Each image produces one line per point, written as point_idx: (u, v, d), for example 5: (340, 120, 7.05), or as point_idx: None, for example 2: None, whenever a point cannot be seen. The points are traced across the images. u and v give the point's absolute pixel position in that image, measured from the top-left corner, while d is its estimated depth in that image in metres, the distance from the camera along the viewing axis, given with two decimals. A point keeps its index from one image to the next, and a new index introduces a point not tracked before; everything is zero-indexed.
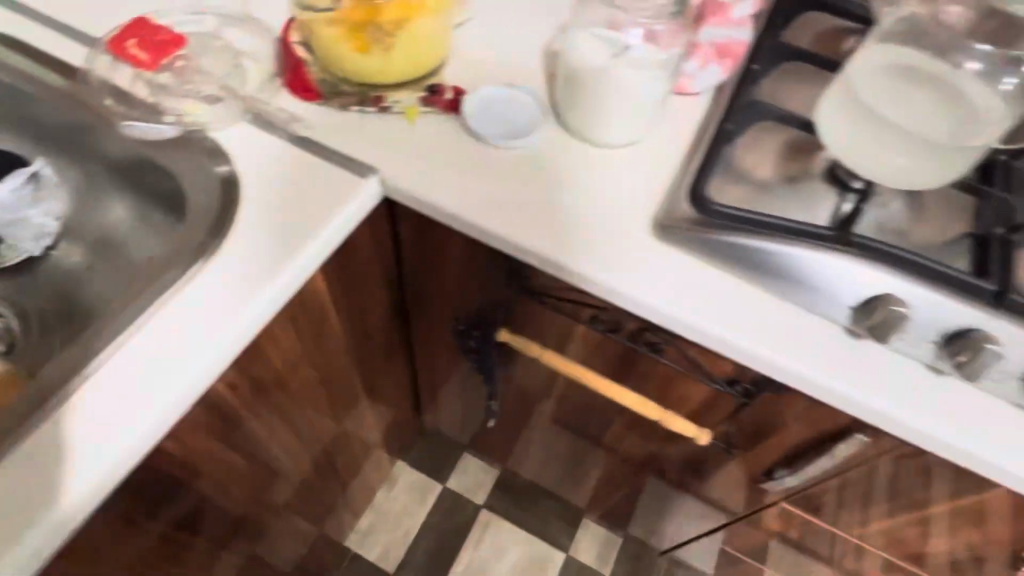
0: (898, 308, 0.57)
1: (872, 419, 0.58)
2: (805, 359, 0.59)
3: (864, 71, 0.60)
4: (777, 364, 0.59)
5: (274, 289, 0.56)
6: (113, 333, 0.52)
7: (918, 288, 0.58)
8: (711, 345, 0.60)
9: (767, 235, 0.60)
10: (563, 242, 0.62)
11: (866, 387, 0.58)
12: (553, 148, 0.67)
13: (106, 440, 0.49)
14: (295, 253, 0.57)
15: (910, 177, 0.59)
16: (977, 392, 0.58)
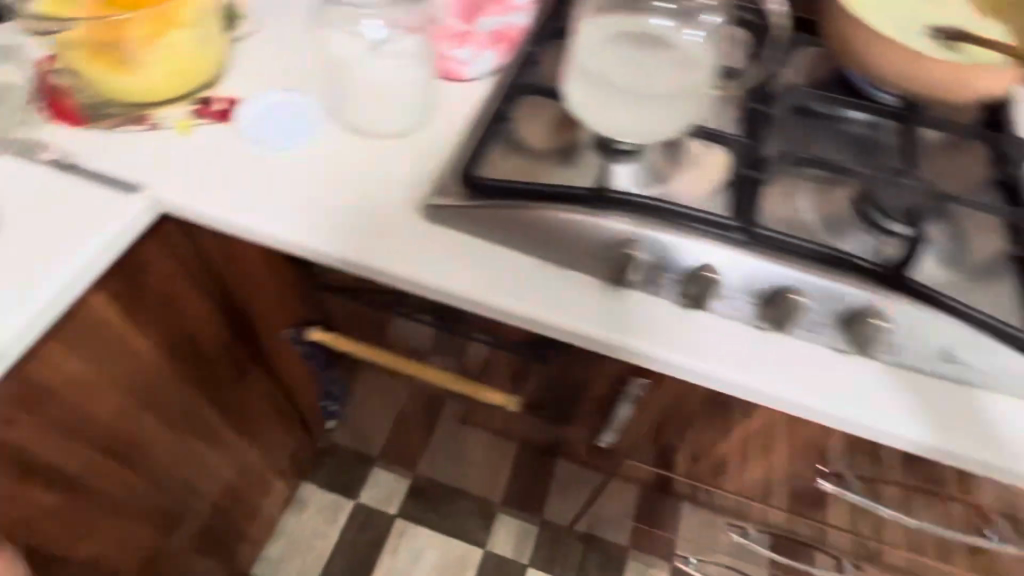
0: (629, 251, 0.60)
1: (642, 360, 0.61)
2: (557, 310, 0.62)
3: (591, 40, 0.63)
4: (530, 316, 0.62)
5: (19, 314, 0.55)
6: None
7: (655, 231, 0.61)
8: (484, 313, 0.63)
9: (518, 202, 0.63)
10: (333, 234, 0.64)
11: (615, 328, 0.61)
12: (326, 146, 0.69)
13: None
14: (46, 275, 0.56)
15: (643, 130, 0.62)
16: (723, 319, 0.62)
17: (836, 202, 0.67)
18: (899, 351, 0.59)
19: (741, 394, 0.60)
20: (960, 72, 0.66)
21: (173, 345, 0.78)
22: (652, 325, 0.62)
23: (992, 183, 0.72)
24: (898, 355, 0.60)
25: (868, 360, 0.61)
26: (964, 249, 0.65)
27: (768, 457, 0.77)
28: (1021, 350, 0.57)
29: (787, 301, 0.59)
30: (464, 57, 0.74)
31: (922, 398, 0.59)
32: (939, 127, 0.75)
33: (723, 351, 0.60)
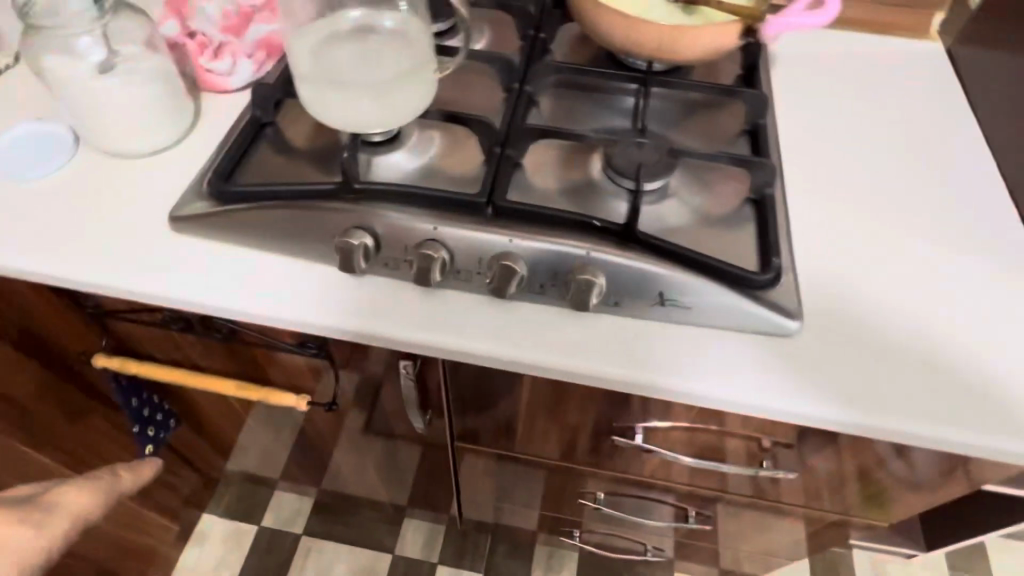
0: (349, 239, 0.60)
1: (395, 344, 0.62)
2: (293, 305, 0.62)
3: (307, 43, 0.65)
4: (265, 314, 0.62)
5: None
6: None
7: (382, 217, 0.62)
8: (239, 317, 0.63)
9: (253, 202, 0.63)
10: (81, 259, 0.64)
11: (356, 315, 0.62)
12: (78, 172, 0.69)
13: None
14: None
15: (366, 116, 0.63)
16: (458, 293, 0.64)
17: (582, 168, 0.70)
18: (623, 302, 0.61)
19: (478, 360, 0.62)
20: (679, 34, 0.70)
21: None
22: (389, 307, 0.63)
23: (739, 133, 0.77)
24: (624, 306, 0.62)
25: (599, 314, 0.63)
26: (697, 199, 0.69)
27: (572, 416, 0.81)
28: (738, 288, 0.60)
29: (502, 268, 0.59)
30: (223, 70, 0.75)
31: (651, 343, 0.61)
32: (690, 89, 0.78)
33: (455, 323, 0.62)
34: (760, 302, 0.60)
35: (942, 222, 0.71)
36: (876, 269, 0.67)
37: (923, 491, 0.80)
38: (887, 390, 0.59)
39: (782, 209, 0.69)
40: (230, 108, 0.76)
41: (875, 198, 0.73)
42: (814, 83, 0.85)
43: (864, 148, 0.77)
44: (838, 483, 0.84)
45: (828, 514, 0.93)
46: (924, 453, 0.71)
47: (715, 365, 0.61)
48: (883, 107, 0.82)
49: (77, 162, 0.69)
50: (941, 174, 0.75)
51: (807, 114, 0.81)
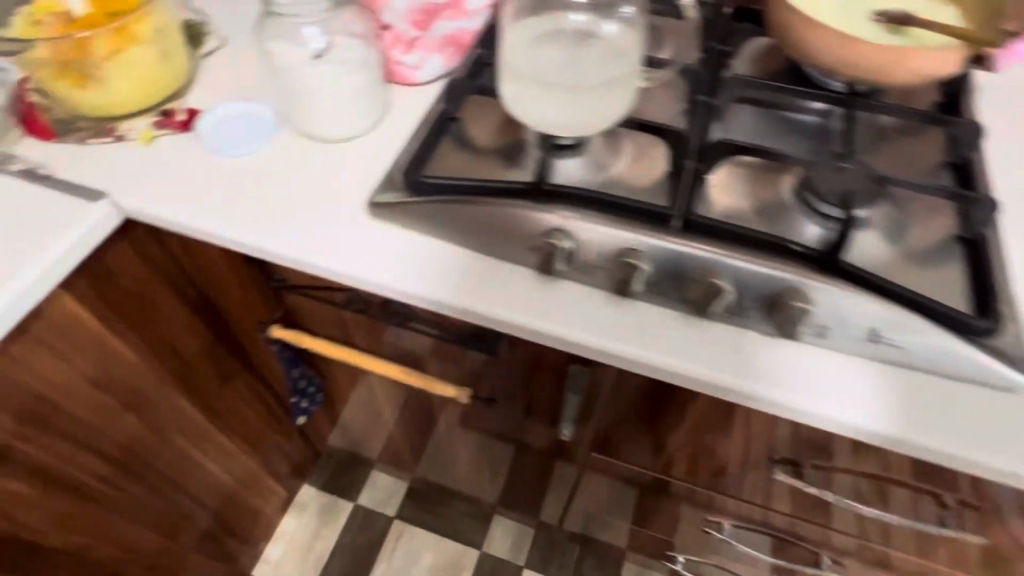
0: (553, 241, 0.61)
1: (582, 349, 0.62)
2: (487, 300, 0.63)
3: (513, 39, 0.66)
4: (462, 307, 0.63)
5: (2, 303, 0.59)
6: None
7: (577, 221, 0.62)
8: (435, 308, 0.65)
9: (456, 197, 0.65)
10: (287, 233, 0.67)
11: (546, 316, 0.62)
12: (281, 151, 0.72)
13: None
14: (25, 274, 0.60)
15: (566, 120, 0.63)
16: (655, 306, 0.63)
17: (774, 188, 0.68)
18: (830, 333, 0.59)
19: (669, 377, 0.61)
20: (897, 54, 0.66)
21: (150, 345, 0.81)
22: (581, 313, 0.63)
23: (942, 163, 0.71)
24: (830, 338, 0.59)
25: (800, 344, 0.60)
26: (903, 231, 0.64)
27: (714, 440, 0.78)
28: (956, 330, 0.57)
29: (711, 285, 0.59)
30: (412, 63, 0.77)
31: (858, 380, 0.58)
32: (887, 112, 0.73)
33: (649, 337, 0.61)
34: (983, 350, 0.56)
35: None
36: None
37: None
38: None
39: (996, 249, 0.64)
40: (416, 99, 0.78)
41: None
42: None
43: None
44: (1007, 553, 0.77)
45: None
46: None
47: (932, 411, 0.57)
48: None
49: (279, 141, 0.73)
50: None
51: (1015, 148, 0.75)
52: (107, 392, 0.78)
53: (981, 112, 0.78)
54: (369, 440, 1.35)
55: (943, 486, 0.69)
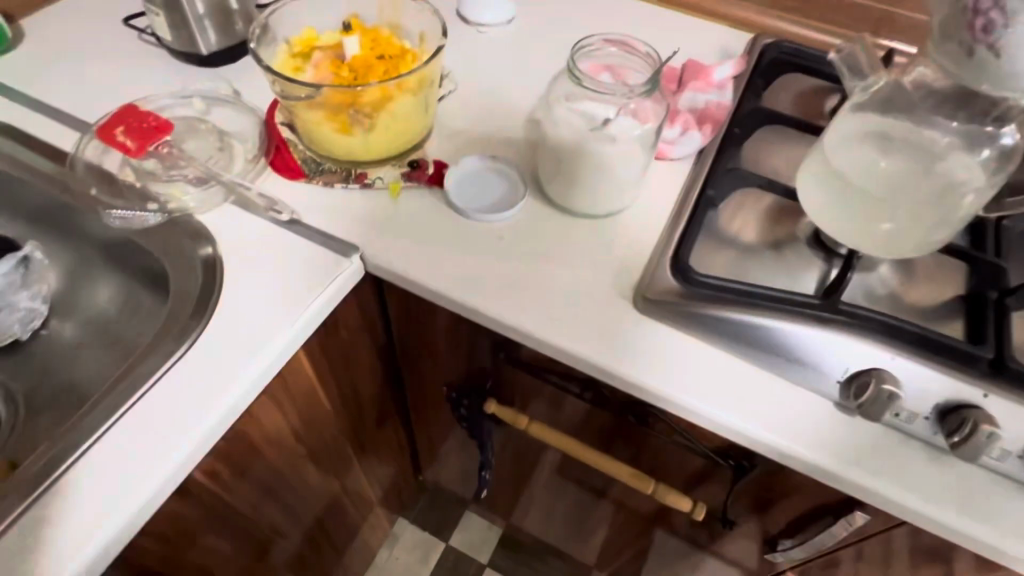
0: (886, 385, 0.55)
1: (899, 512, 0.55)
2: (790, 434, 0.57)
3: (843, 134, 0.58)
4: (754, 436, 0.57)
5: (263, 365, 0.55)
6: (69, 444, 0.50)
7: (897, 359, 0.56)
8: (726, 435, 0.58)
9: (752, 307, 0.59)
10: (546, 314, 0.61)
11: (859, 464, 0.55)
12: (531, 221, 0.67)
13: (118, 498, 0.49)
14: (286, 334, 0.57)
15: (886, 242, 0.57)
16: (988, 472, 0.55)
17: None
18: None
19: (1001, 558, 0.53)
20: None
21: (341, 395, 0.77)
22: (889, 461, 0.56)
23: None
24: None
25: None
26: None
27: None
28: None
29: None
30: (671, 137, 0.73)
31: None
32: None
33: (981, 506, 0.54)
34: None
35: None
36: None
37: None
38: None
39: None
40: (663, 176, 0.73)
41: None
42: None
43: None
44: None
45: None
46: None
47: None
48: None
49: (526, 208, 0.68)
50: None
51: None
52: (302, 443, 0.74)
53: None
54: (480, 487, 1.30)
55: None
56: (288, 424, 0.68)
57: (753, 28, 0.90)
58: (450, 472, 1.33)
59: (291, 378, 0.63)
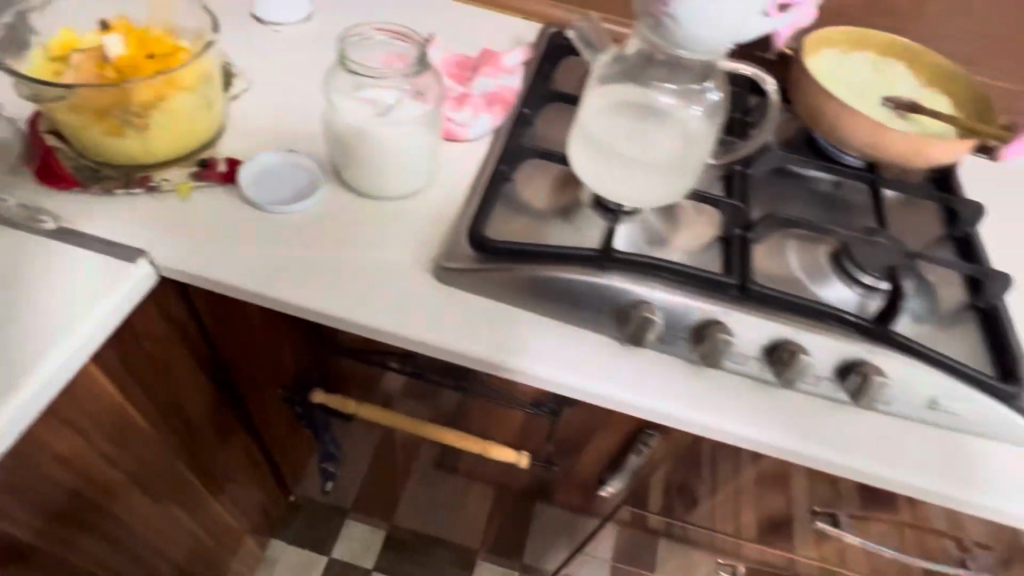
0: (644, 311, 0.60)
1: (659, 420, 0.60)
2: (566, 365, 0.60)
3: (591, 103, 0.66)
4: (533, 373, 0.60)
5: (35, 380, 0.52)
6: None
7: (655, 290, 0.61)
8: (508, 376, 0.61)
9: (526, 260, 0.63)
10: (345, 294, 0.63)
11: (623, 384, 0.60)
12: (330, 210, 0.68)
13: None
14: (60, 346, 0.53)
15: (639, 196, 0.65)
16: (730, 375, 0.61)
17: (815, 256, 0.72)
18: (891, 400, 0.59)
19: (743, 443, 0.59)
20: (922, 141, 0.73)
21: (161, 411, 0.74)
22: (668, 384, 0.60)
23: (943, 237, 0.79)
24: (892, 406, 0.60)
25: (865, 413, 0.61)
26: (934, 302, 0.71)
27: (765, 504, 0.76)
28: (992, 396, 0.60)
29: (794, 357, 0.58)
30: (462, 121, 0.77)
31: (934, 449, 0.59)
32: (899, 189, 0.80)
33: (746, 411, 0.59)
34: (1016, 412, 0.60)
35: None
36: None
37: None
38: None
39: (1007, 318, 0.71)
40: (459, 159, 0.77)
41: None
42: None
43: None
44: None
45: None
46: None
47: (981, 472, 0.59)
48: None
49: (327, 197, 0.69)
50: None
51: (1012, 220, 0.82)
52: (119, 465, 0.71)
53: (982, 182, 0.86)
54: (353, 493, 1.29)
55: (971, 536, 0.69)
56: (90, 445, 0.65)
57: (546, 19, 0.97)
58: (321, 485, 1.30)
59: (81, 394, 0.60)
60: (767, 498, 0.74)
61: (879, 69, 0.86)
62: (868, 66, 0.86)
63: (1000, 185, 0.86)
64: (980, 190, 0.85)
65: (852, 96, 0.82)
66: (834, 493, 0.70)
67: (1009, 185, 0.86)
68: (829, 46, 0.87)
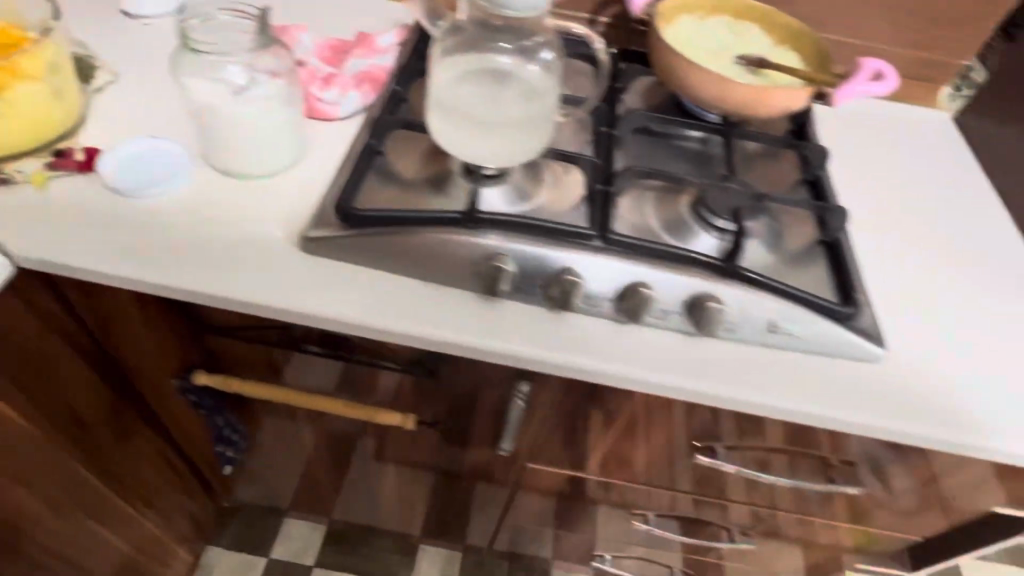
0: (497, 262, 0.62)
1: (522, 365, 0.63)
2: (430, 320, 0.62)
3: (438, 71, 0.69)
4: (398, 331, 0.62)
5: None
6: None
7: (514, 243, 0.63)
8: (375, 336, 0.63)
9: (385, 223, 0.64)
10: (209, 270, 0.63)
11: (485, 334, 0.62)
12: (195, 191, 0.69)
13: None
14: None
15: (490, 155, 0.67)
16: (588, 317, 0.64)
17: (674, 206, 0.76)
18: (736, 327, 0.64)
19: (603, 379, 0.63)
20: (764, 93, 0.77)
21: (43, 408, 0.73)
22: (528, 330, 0.63)
23: (798, 182, 0.84)
24: (738, 332, 0.64)
25: (713, 341, 0.65)
26: (781, 240, 0.76)
27: (651, 445, 0.79)
28: (828, 316, 0.65)
29: (639, 295, 0.62)
30: (331, 99, 0.79)
31: (778, 368, 0.64)
32: (755, 141, 0.86)
33: (602, 350, 0.62)
34: (850, 330, 0.66)
35: (983, 272, 0.80)
36: (933, 309, 0.74)
37: (921, 523, 0.87)
38: (951, 408, 0.66)
39: (849, 250, 0.76)
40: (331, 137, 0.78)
41: (924, 244, 0.82)
42: (873, 144, 0.94)
43: (909, 202, 0.86)
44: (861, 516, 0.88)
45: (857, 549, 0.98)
46: (978, 490, 0.77)
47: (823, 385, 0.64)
48: (918, 164, 0.92)
49: (191, 179, 0.70)
50: (982, 237, 0.85)
51: (858, 166, 0.90)
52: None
53: (833, 136, 0.93)
54: (283, 490, 1.28)
55: (832, 452, 0.74)
56: None
57: None
58: (250, 485, 1.29)
59: None
60: (650, 439, 0.78)
61: (733, 31, 0.91)
62: (724, 29, 0.91)
63: (848, 137, 0.93)
64: (831, 141, 0.92)
65: (707, 59, 0.86)
66: (707, 426, 0.74)
67: (857, 136, 0.94)
68: (686, 12, 0.91)
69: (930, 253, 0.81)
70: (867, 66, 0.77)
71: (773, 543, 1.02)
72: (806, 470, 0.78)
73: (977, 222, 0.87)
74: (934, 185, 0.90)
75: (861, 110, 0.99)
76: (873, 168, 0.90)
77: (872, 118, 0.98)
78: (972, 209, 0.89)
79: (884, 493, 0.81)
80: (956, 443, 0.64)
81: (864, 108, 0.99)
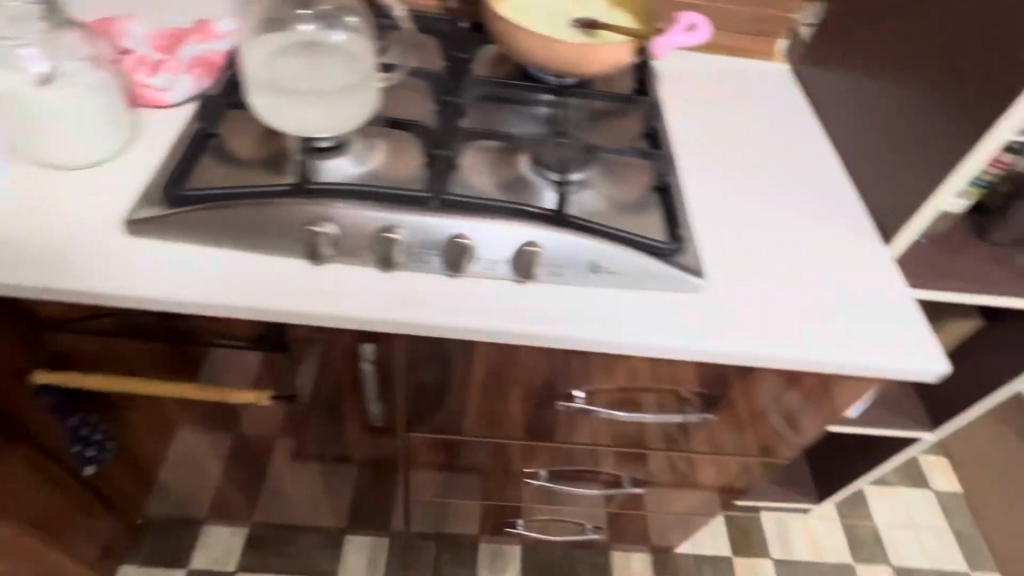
0: (316, 227, 0.63)
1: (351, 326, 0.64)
2: (253, 291, 0.63)
3: (246, 46, 0.69)
4: (221, 304, 0.62)
5: None
6: None
7: (334, 208, 0.65)
8: (199, 312, 0.63)
9: (205, 199, 0.65)
10: (22, 260, 0.62)
11: (310, 299, 0.63)
12: (12, 185, 0.68)
13: None
14: None
15: (303, 125, 0.67)
16: (415, 274, 0.66)
17: (512, 165, 0.79)
18: (558, 270, 0.67)
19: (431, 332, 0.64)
20: (587, 49, 0.81)
21: None
22: (356, 291, 0.64)
23: (639, 134, 0.88)
24: (562, 275, 0.68)
25: (538, 285, 0.68)
26: (614, 188, 0.79)
27: (516, 398, 0.82)
28: (647, 252, 0.69)
29: (457, 245, 0.64)
30: (160, 85, 0.78)
31: (602, 305, 0.68)
32: (593, 99, 0.89)
33: (429, 303, 0.65)
34: (668, 265, 0.70)
35: (812, 205, 0.86)
36: (759, 241, 0.79)
37: (783, 445, 0.93)
38: (768, 326, 0.70)
39: (680, 193, 0.81)
40: (164, 124, 0.78)
41: (755, 183, 0.87)
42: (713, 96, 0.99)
43: (743, 146, 0.92)
44: (731, 444, 0.94)
45: (740, 479, 1.04)
46: (817, 406, 0.83)
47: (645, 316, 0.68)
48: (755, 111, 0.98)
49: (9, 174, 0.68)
50: (810, 173, 0.91)
51: (698, 117, 0.95)
52: None
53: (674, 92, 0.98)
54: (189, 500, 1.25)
55: (679, 382, 0.78)
56: None
57: None
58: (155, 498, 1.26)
59: None
60: (512, 390, 0.80)
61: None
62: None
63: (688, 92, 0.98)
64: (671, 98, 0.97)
65: (542, 27, 0.89)
66: (559, 370, 0.77)
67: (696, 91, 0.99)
68: None
69: (760, 190, 0.86)
70: (685, 19, 0.82)
71: (663, 483, 1.06)
72: (663, 404, 0.82)
73: (807, 159, 0.93)
74: (770, 129, 0.96)
75: (702, 67, 1.04)
76: (712, 118, 0.95)
77: (713, 73, 1.03)
78: (805, 148, 0.94)
79: (741, 418, 0.86)
80: (771, 357, 0.69)
81: (706, 64, 1.05)
